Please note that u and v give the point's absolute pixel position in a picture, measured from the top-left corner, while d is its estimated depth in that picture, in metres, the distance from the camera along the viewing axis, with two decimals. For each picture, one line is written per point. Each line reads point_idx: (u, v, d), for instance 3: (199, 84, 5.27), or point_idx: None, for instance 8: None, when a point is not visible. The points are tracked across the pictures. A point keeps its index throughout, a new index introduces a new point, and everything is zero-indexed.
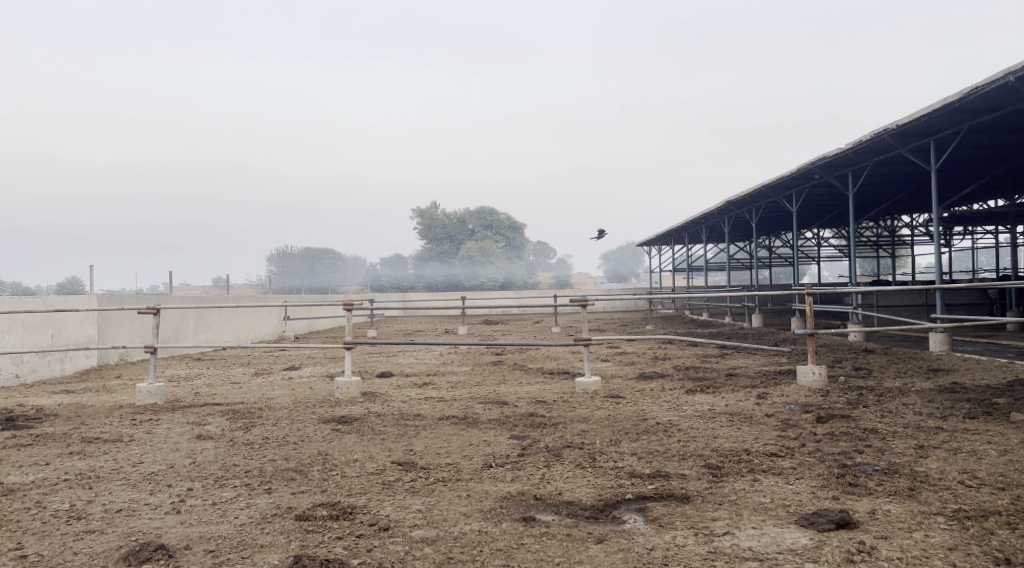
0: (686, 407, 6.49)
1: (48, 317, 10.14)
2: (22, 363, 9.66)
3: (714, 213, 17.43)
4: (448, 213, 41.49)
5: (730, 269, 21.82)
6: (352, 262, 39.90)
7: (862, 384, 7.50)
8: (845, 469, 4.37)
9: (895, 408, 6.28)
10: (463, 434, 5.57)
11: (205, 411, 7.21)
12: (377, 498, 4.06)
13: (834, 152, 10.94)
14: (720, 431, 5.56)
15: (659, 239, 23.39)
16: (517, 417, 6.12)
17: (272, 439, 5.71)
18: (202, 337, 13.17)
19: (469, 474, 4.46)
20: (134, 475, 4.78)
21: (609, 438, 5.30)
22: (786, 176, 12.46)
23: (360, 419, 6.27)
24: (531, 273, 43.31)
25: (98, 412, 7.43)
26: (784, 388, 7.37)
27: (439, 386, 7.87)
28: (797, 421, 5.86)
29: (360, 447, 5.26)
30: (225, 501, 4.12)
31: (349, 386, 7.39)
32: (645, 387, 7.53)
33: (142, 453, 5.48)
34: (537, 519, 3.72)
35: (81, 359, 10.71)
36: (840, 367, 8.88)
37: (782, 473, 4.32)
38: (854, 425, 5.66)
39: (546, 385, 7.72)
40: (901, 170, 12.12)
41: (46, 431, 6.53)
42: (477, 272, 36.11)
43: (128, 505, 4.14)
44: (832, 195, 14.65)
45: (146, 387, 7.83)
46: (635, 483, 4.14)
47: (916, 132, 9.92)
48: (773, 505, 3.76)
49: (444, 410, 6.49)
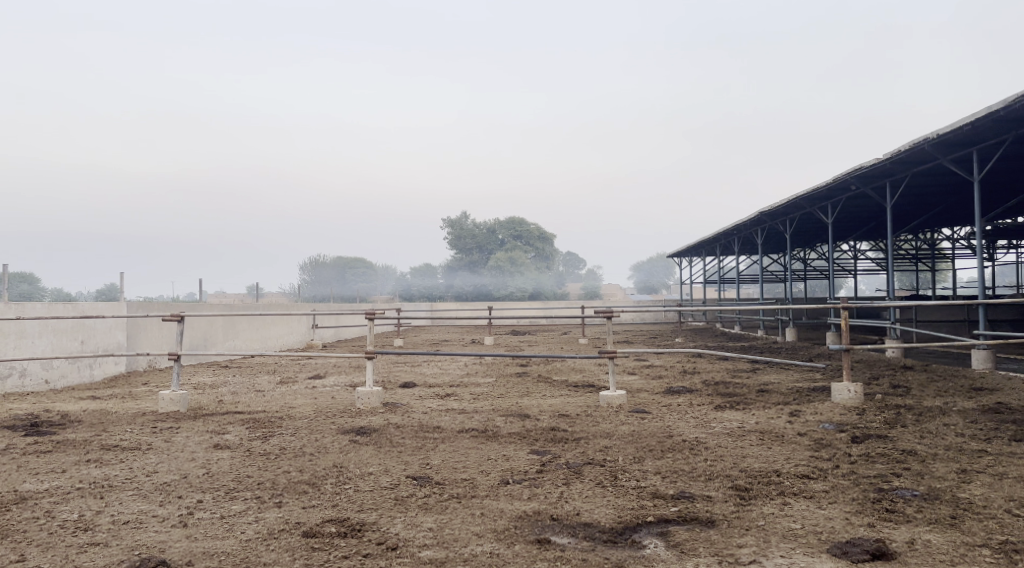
0: (714, 424, 6.27)
1: (78, 322, 10.19)
2: (51, 368, 9.69)
3: (747, 225, 17.14)
4: (478, 222, 41.44)
5: (764, 282, 21.42)
6: (382, 272, 39.99)
7: (900, 402, 7.22)
8: (881, 494, 4.14)
9: (935, 429, 6.01)
10: (482, 448, 5.41)
11: (226, 420, 7.13)
12: (387, 515, 3.92)
13: (871, 163, 10.65)
14: (748, 450, 5.34)
15: (691, 250, 23.05)
16: (539, 431, 5.96)
17: (289, 450, 5.60)
18: (231, 344, 13.18)
19: (485, 491, 4.30)
20: (146, 485, 4.70)
21: (632, 456, 5.11)
22: (821, 186, 12.18)
23: (380, 430, 6.14)
24: (561, 284, 43.11)
25: (120, 419, 7.40)
26: (817, 406, 7.11)
27: (462, 397, 7.73)
28: (830, 441, 5.62)
29: (376, 460, 5.13)
30: (233, 515, 4.01)
31: (370, 395, 7.27)
32: (672, 402, 7.31)
33: (157, 463, 5.40)
34: (553, 542, 3.55)
35: (110, 365, 10.74)
36: (876, 385, 8.58)
37: (813, 497, 4.10)
38: (891, 446, 5.41)
39: (571, 399, 7.54)
40: (941, 182, 11.78)
41: (67, 438, 6.50)
42: (506, 282, 36.00)
43: (134, 517, 4.04)
44: (868, 207, 14.30)
45: (169, 395, 7.78)
46: (657, 505, 3.95)
47: (957, 141, 9.61)
48: (803, 532, 3.56)
49: (465, 423, 6.35)
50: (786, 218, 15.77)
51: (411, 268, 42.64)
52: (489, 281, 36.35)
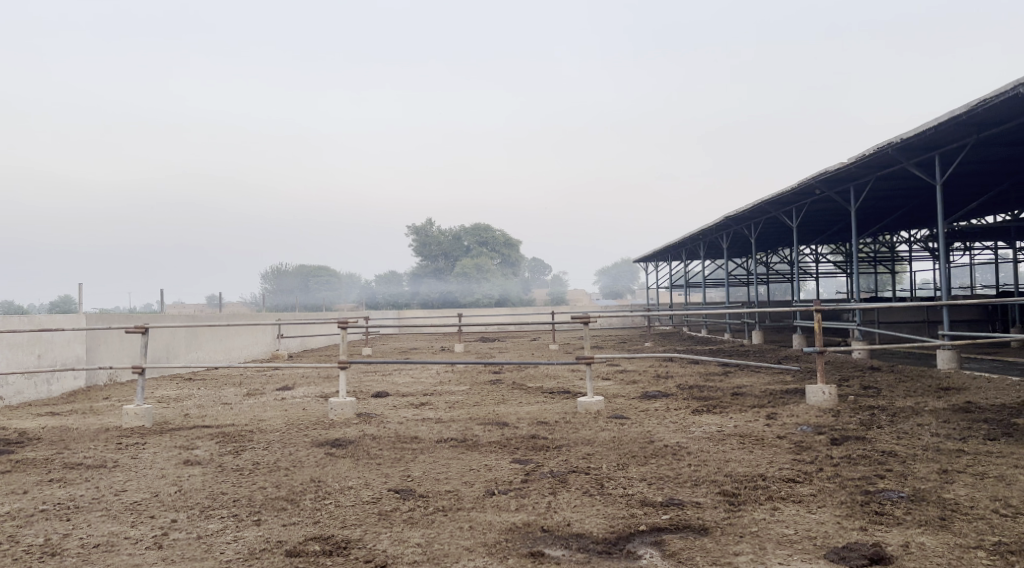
0: (693, 429, 6.25)
1: (35, 336, 9.88)
2: (6, 384, 9.37)
3: (712, 229, 17.26)
4: (443, 229, 41.33)
5: (729, 286, 21.61)
6: (347, 279, 39.70)
7: (874, 403, 7.27)
8: (868, 497, 4.14)
9: (911, 429, 6.05)
10: (463, 458, 5.31)
11: (194, 434, 6.93)
12: (373, 531, 3.80)
13: (836, 167, 10.77)
14: (731, 454, 5.31)
15: (656, 255, 23.19)
16: (518, 439, 5.87)
17: (262, 465, 5.44)
18: (194, 356, 12.90)
19: (470, 503, 4.21)
20: (115, 505, 4.52)
21: (616, 463, 5.06)
22: (787, 191, 12.29)
23: (356, 442, 6.00)
24: (526, 289, 43.07)
25: (82, 435, 7.15)
26: (793, 409, 7.13)
27: (437, 406, 7.61)
28: (810, 443, 5.63)
29: (355, 473, 5.00)
30: (210, 534, 3.86)
31: (344, 406, 7.12)
32: (650, 407, 7.28)
33: (126, 481, 5.21)
34: (546, 555, 3.47)
35: (68, 380, 10.43)
36: (848, 386, 8.65)
37: (802, 501, 4.08)
38: (870, 448, 5.43)
39: (548, 405, 7.47)
40: (903, 185, 11.95)
41: (28, 456, 6.25)
42: (472, 289, 35.91)
43: (105, 540, 3.88)
44: (832, 211, 14.49)
45: (134, 409, 7.55)
46: (648, 513, 3.89)
47: (920, 145, 9.75)
48: (798, 538, 3.52)
49: (443, 432, 6.24)
50: (751, 222, 15.91)
51: (376, 275, 42.33)
52: (454, 287, 36.22)
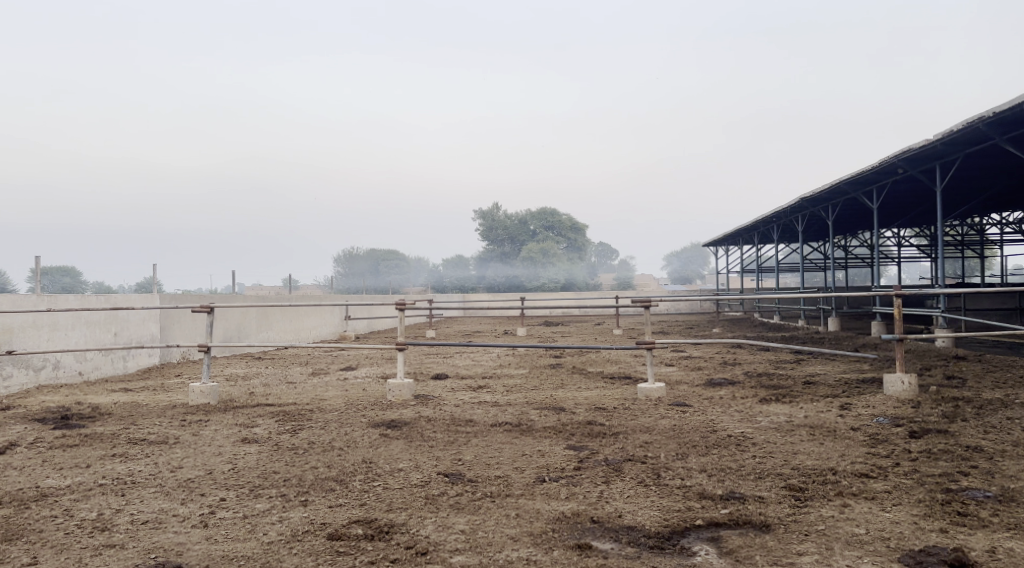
0: (760, 418, 5.97)
1: (111, 315, 10.14)
2: (84, 360, 9.65)
3: (787, 211, 16.64)
4: (510, 214, 41.21)
5: (804, 271, 20.86)
6: (416, 264, 39.98)
7: (957, 394, 6.84)
8: (949, 495, 3.82)
9: (999, 423, 5.65)
10: (516, 443, 5.17)
11: (255, 413, 6.97)
12: (418, 515, 3.70)
13: (921, 144, 10.18)
14: (799, 446, 5.03)
15: (727, 238, 22.53)
16: (575, 425, 5.70)
17: (317, 444, 5.41)
18: (264, 336, 13.10)
19: (520, 490, 4.06)
20: (170, 482, 4.53)
21: (675, 452, 4.84)
22: (867, 170, 11.71)
23: (411, 424, 5.92)
24: (593, 274, 42.64)
25: (149, 411, 7.28)
26: (869, 399, 6.76)
27: (495, 389, 7.49)
28: (886, 436, 5.30)
29: (406, 455, 4.92)
30: (256, 514, 3.81)
31: (401, 388, 7.07)
32: (715, 395, 7.00)
33: (184, 457, 5.24)
34: (595, 548, 3.30)
35: (143, 357, 10.71)
36: (930, 376, 8.19)
37: (875, 498, 3.80)
38: (953, 442, 5.07)
39: (607, 391, 7.27)
40: (994, 163, 11.24)
41: (96, 431, 6.38)
42: (538, 273, 35.79)
43: (154, 516, 3.87)
44: (916, 191, 13.75)
45: (199, 387, 7.65)
46: (706, 507, 3.67)
47: (1015, 119, 9.12)
48: (869, 538, 3.26)
49: (498, 416, 6.11)
50: (828, 203, 15.24)
51: (443, 260, 42.48)
52: (521, 272, 36.06)
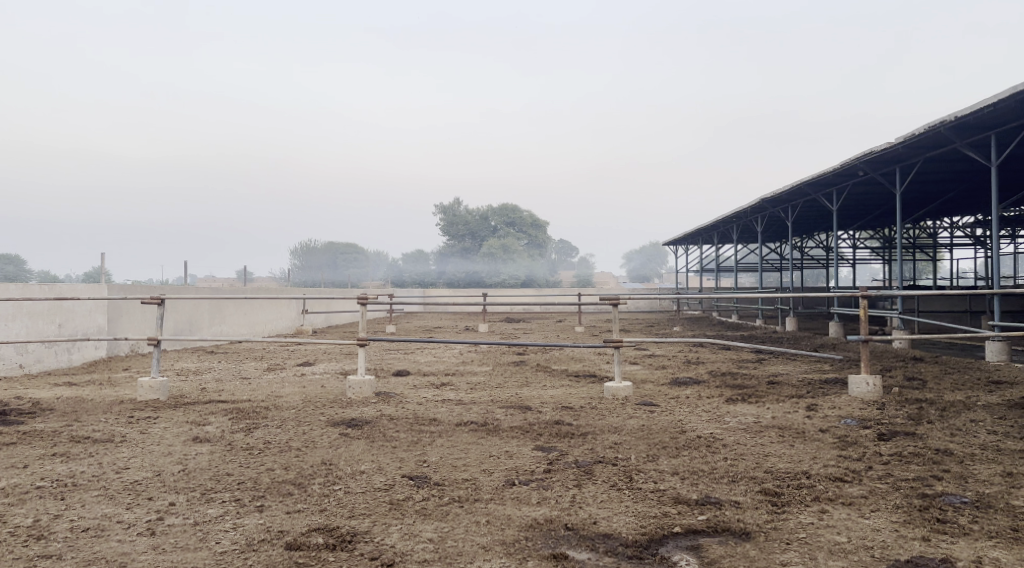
0: (728, 419, 5.88)
1: (55, 305, 9.72)
2: (26, 352, 9.23)
3: (748, 211, 16.69)
4: (471, 209, 41.00)
5: (762, 271, 21.01)
6: (375, 258, 39.54)
7: (920, 396, 6.84)
8: (926, 501, 3.76)
9: (964, 426, 5.64)
10: (482, 444, 5.00)
11: (208, 410, 6.69)
12: (382, 522, 3.52)
13: (883, 147, 10.23)
14: (770, 448, 4.95)
15: (687, 237, 22.62)
16: (542, 424, 5.55)
17: (273, 444, 5.17)
18: (217, 329, 12.72)
19: (489, 494, 3.90)
20: (114, 485, 4.26)
21: (645, 454, 4.72)
22: (829, 172, 11.76)
23: (372, 422, 5.71)
24: (553, 271, 42.59)
25: (95, 407, 6.95)
26: (834, 400, 6.73)
27: (458, 387, 7.31)
28: (856, 438, 5.25)
29: (368, 456, 4.71)
30: (207, 521, 3.59)
31: (362, 385, 6.86)
32: (681, 395, 6.91)
33: (130, 457, 4.96)
34: (570, 558, 3.16)
35: (89, 350, 10.29)
36: (891, 377, 8.22)
37: (853, 504, 3.72)
38: (922, 445, 5.03)
39: (573, 389, 7.14)
40: (953, 166, 11.37)
41: (36, 428, 6.05)
42: (498, 269, 35.62)
43: (96, 523, 3.61)
44: (873, 193, 13.90)
45: (148, 382, 7.33)
46: (682, 513, 3.56)
47: (976, 124, 9.21)
48: (853, 547, 3.18)
49: (462, 415, 5.94)
50: (788, 204, 15.33)
51: (403, 255, 42.08)
52: (481, 267, 35.86)
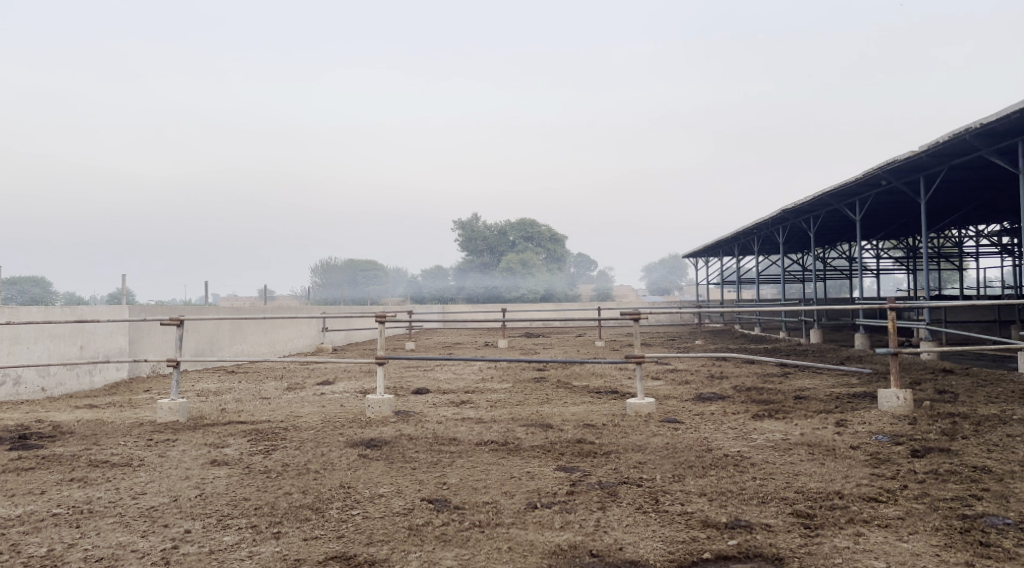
0: (755, 436, 5.73)
1: (77, 327, 9.73)
2: (48, 376, 9.23)
3: (768, 222, 16.49)
4: (489, 224, 40.98)
5: (784, 282, 20.76)
6: (394, 275, 39.60)
7: (953, 410, 6.64)
8: (967, 522, 3.62)
9: (1001, 441, 5.45)
10: (503, 465, 4.90)
11: (227, 431, 6.62)
12: (401, 549, 3.46)
13: (906, 156, 10.06)
14: (800, 467, 4.80)
15: (707, 249, 22.40)
16: (564, 443, 5.44)
17: (292, 467, 5.09)
18: (237, 349, 12.69)
19: (511, 518, 3.80)
20: (130, 511, 4.19)
21: (671, 474, 4.59)
22: (851, 181, 11.58)
23: (391, 443, 5.63)
24: (573, 285, 42.39)
25: (114, 430, 6.90)
26: (864, 415, 6.55)
27: (478, 405, 7.21)
28: (888, 455, 5.09)
29: (387, 478, 4.62)
30: (223, 549, 3.53)
31: (381, 404, 6.76)
32: (705, 411, 6.76)
33: (148, 482, 4.90)
34: None
35: (110, 372, 10.29)
36: (921, 390, 8.02)
37: (890, 526, 3.59)
38: (958, 462, 4.86)
39: (594, 407, 7.01)
40: (979, 174, 11.16)
41: (55, 452, 6.01)
42: (517, 284, 35.51)
43: (110, 552, 3.56)
44: (898, 202, 13.68)
45: (168, 404, 7.28)
46: (711, 537, 3.49)
47: (1002, 130, 9.02)
48: None
49: (483, 434, 5.83)
50: (810, 214, 15.13)
51: (422, 271, 42.08)
52: (500, 282, 35.75)
